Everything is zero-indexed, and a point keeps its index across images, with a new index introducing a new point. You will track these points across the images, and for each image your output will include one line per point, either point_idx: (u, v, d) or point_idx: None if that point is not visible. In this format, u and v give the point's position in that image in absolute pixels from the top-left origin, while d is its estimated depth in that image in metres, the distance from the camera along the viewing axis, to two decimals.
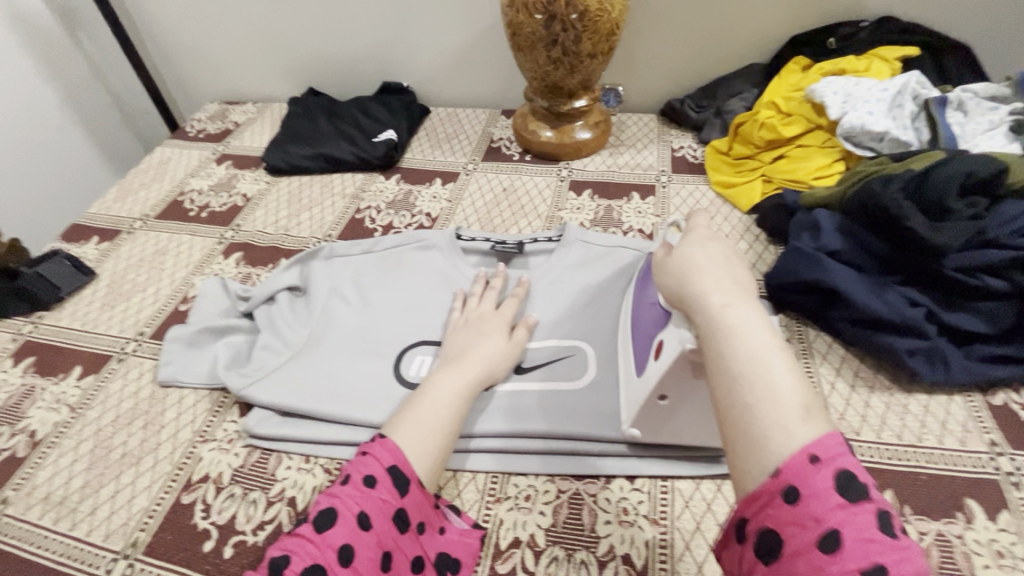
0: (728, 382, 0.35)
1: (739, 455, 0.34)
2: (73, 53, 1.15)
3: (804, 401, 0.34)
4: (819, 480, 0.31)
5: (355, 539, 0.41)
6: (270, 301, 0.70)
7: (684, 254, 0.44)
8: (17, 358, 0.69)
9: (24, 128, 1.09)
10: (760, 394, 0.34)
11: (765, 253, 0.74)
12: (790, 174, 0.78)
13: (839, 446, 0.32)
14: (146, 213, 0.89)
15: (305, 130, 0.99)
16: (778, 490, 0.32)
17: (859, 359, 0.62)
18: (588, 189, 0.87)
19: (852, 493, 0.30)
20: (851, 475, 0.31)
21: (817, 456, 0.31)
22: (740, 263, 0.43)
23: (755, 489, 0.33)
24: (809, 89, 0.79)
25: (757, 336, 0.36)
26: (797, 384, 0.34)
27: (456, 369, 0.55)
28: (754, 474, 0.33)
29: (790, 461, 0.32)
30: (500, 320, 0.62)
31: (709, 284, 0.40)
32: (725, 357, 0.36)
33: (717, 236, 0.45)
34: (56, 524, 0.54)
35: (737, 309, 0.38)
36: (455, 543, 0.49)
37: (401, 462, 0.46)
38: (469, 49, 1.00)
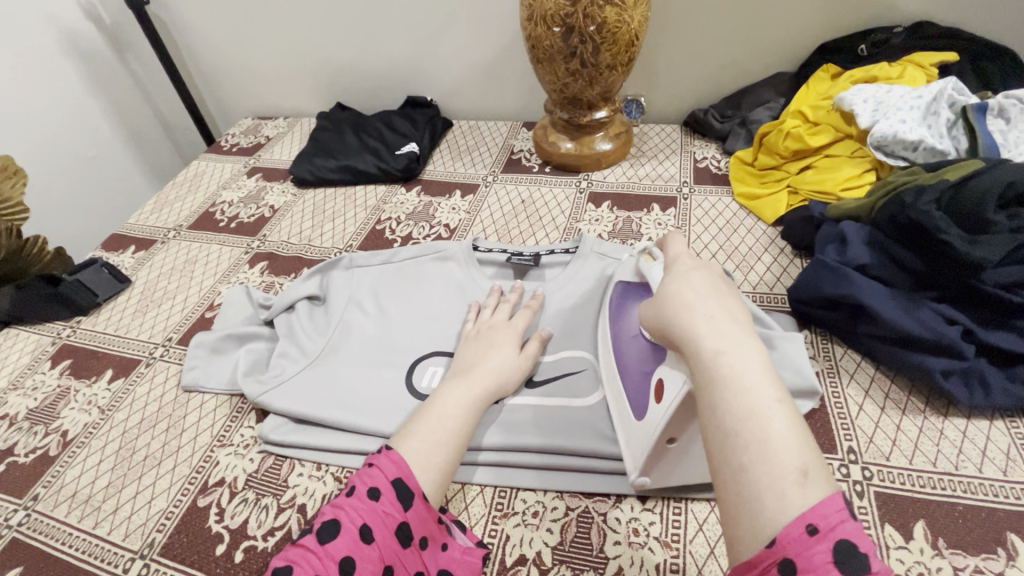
0: (723, 438, 0.34)
1: (734, 519, 0.32)
2: (120, 72, 1.22)
3: (801, 460, 0.32)
4: (817, 553, 0.29)
5: (357, 550, 0.41)
6: (290, 309, 0.72)
7: (674, 292, 0.43)
8: (55, 360, 0.72)
9: (75, 143, 1.16)
10: (757, 454, 0.32)
11: (790, 266, 0.71)
12: (817, 185, 0.75)
13: (841, 511, 0.30)
14: (180, 223, 0.93)
15: (331, 144, 1.02)
16: (775, 561, 0.30)
17: (890, 379, 0.59)
18: (608, 200, 0.86)
19: (852, 565, 0.28)
20: (851, 545, 0.29)
21: (815, 526, 0.30)
22: (731, 293, 0.42)
23: (750, 557, 0.31)
24: (837, 98, 0.77)
25: (753, 386, 0.35)
26: (794, 438, 0.33)
27: (464, 381, 0.55)
28: (750, 542, 0.31)
29: (788, 530, 0.30)
30: (511, 331, 0.62)
31: (700, 327, 0.39)
32: (720, 413, 0.35)
33: (709, 267, 0.45)
34: (80, 521, 0.56)
35: (730, 354, 0.37)
36: (458, 562, 0.47)
37: (406, 476, 0.46)
38: (491, 64, 1.02)
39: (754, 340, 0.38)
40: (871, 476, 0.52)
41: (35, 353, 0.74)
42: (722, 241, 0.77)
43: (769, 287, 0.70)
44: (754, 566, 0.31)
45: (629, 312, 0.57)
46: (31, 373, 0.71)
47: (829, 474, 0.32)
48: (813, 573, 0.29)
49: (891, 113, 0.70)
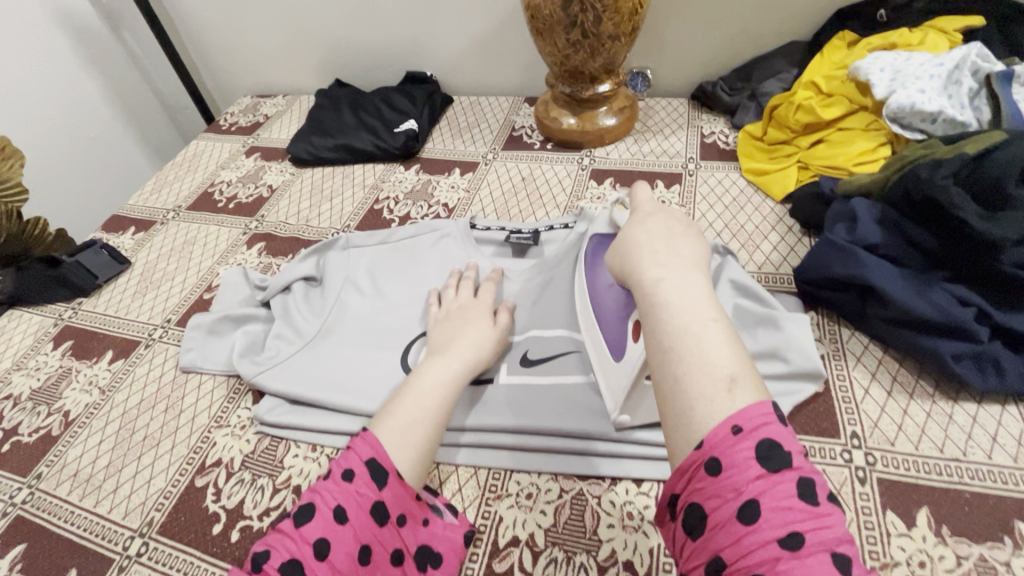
0: (661, 354, 0.34)
1: (669, 428, 0.33)
2: (116, 50, 1.21)
3: (732, 371, 0.32)
4: (740, 452, 0.29)
5: (330, 532, 0.41)
6: (286, 290, 0.71)
7: (625, 234, 0.43)
8: (57, 342, 0.73)
9: (75, 124, 1.16)
10: (689, 367, 0.33)
11: (798, 245, 0.69)
12: (829, 159, 0.71)
13: (764, 415, 0.30)
14: (179, 204, 0.92)
15: (329, 122, 1.00)
16: (702, 463, 0.30)
17: (898, 362, 0.57)
18: (610, 177, 0.84)
19: (774, 462, 0.29)
20: (775, 444, 0.30)
21: (739, 427, 0.30)
22: (683, 231, 0.42)
23: (682, 463, 0.32)
24: (852, 66, 0.72)
25: (691, 306, 0.35)
26: (728, 353, 0.33)
27: (443, 358, 0.54)
28: (681, 450, 0.32)
29: (714, 432, 0.30)
30: (481, 307, 0.62)
31: (645, 261, 0.39)
32: (659, 332, 0.35)
33: (664, 208, 0.45)
34: (81, 500, 0.57)
35: (670, 281, 0.37)
36: (438, 537, 0.48)
37: (380, 455, 0.45)
38: (491, 37, 0.98)
39: (699, 271, 0.38)
40: (874, 461, 0.50)
41: (38, 334, 0.74)
42: (727, 219, 0.74)
43: (775, 268, 0.67)
44: (686, 472, 0.31)
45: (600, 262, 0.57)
46: (33, 355, 0.72)
47: (761, 385, 0.33)
48: (736, 469, 0.29)
49: (909, 82, 0.66)
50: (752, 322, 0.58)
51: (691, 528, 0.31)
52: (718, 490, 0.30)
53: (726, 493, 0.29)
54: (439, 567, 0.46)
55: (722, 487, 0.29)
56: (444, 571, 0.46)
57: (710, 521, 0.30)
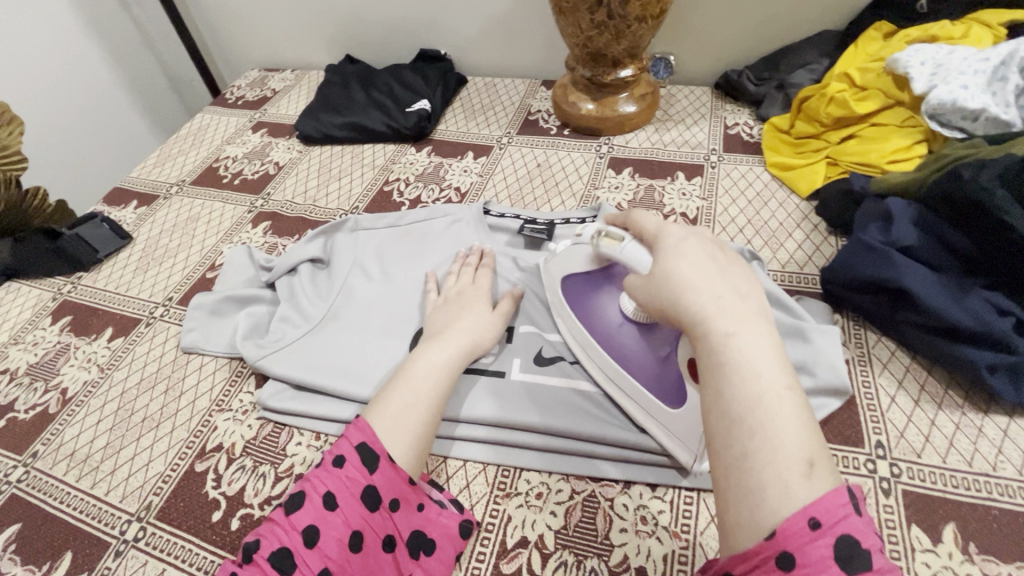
0: (729, 426, 0.33)
1: (732, 505, 0.32)
2: (122, 16, 1.17)
3: (808, 453, 0.31)
4: (817, 547, 0.28)
5: (320, 520, 0.42)
6: (292, 272, 0.69)
7: (668, 268, 0.40)
8: (55, 316, 0.71)
9: (77, 92, 1.13)
10: (762, 444, 0.31)
11: (824, 245, 0.66)
12: (861, 156, 0.69)
13: (844, 506, 0.29)
14: (183, 178, 0.90)
15: (339, 99, 0.97)
16: (773, 554, 0.29)
17: (926, 370, 0.54)
18: (629, 167, 0.81)
19: (853, 562, 0.28)
20: (854, 542, 0.29)
21: (817, 519, 0.29)
22: (734, 269, 0.40)
23: (745, 548, 0.30)
24: (890, 59, 0.69)
25: (762, 373, 0.33)
26: (802, 430, 0.32)
27: (437, 343, 0.54)
28: (747, 530, 0.30)
29: (791, 523, 0.29)
30: (480, 293, 0.60)
31: (707, 310, 0.37)
32: (725, 398, 0.34)
33: (695, 232, 0.43)
34: (78, 481, 0.55)
35: (741, 339, 0.35)
36: (432, 523, 0.47)
37: (371, 440, 0.45)
38: (510, 16, 0.95)
39: (763, 322, 0.36)
40: (899, 473, 0.48)
41: (36, 308, 0.72)
42: (750, 215, 0.72)
43: (799, 267, 0.65)
44: (750, 558, 0.30)
45: (599, 304, 0.54)
46: (31, 329, 0.70)
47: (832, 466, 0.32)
48: (812, 567, 0.28)
49: (952, 78, 0.63)
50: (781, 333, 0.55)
51: None
52: None
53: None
54: (431, 554, 0.46)
55: None
56: (436, 558, 0.46)
57: None
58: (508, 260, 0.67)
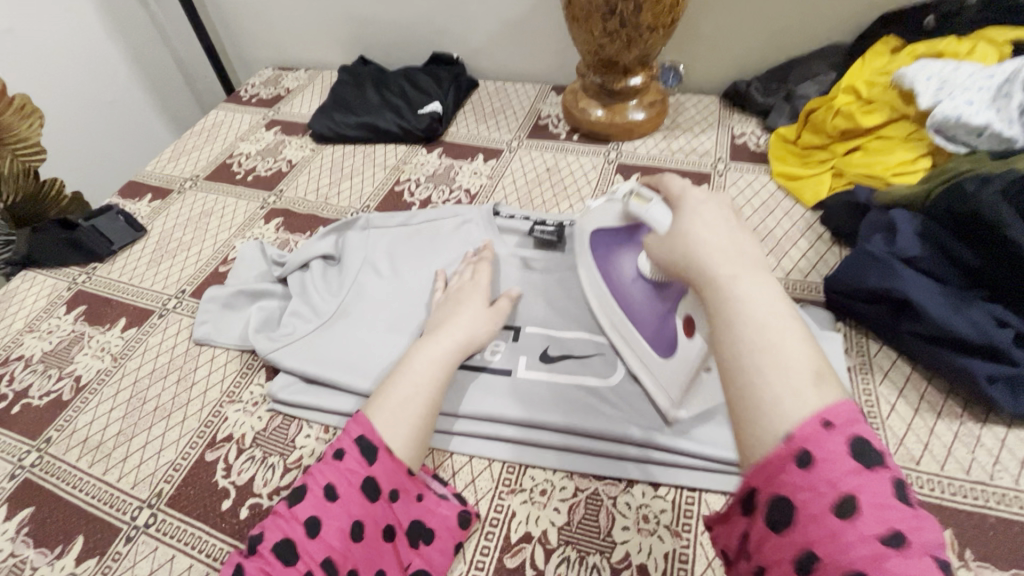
0: (737, 346, 0.32)
1: (745, 419, 0.31)
2: (140, 13, 1.19)
3: (816, 366, 0.31)
4: (831, 446, 0.28)
5: (321, 510, 0.44)
6: (304, 268, 0.70)
7: (680, 225, 0.40)
8: (70, 306, 0.72)
9: (94, 87, 1.15)
10: (772, 358, 0.31)
11: (828, 254, 0.67)
12: (866, 168, 0.70)
13: (853, 413, 0.30)
14: (196, 174, 0.91)
15: (352, 99, 0.98)
16: (790, 457, 0.29)
17: (926, 380, 0.55)
18: (637, 173, 0.82)
19: (867, 459, 0.28)
20: (867, 442, 0.29)
21: (829, 421, 0.29)
22: (737, 223, 0.40)
23: (764, 458, 0.30)
24: (896, 73, 0.70)
25: (768, 299, 0.33)
26: (809, 348, 0.32)
27: (435, 337, 0.55)
28: (762, 441, 0.30)
29: (804, 428, 0.29)
30: (479, 288, 0.61)
31: (712, 252, 0.37)
32: (734, 323, 0.33)
33: (715, 193, 0.43)
34: (90, 467, 0.56)
35: (744, 275, 0.35)
36: (431, 513, 0.49)
37: (370, 432, 0.47)
38: (524, 22, 0.96)
39: (763, 263, 0.37)
40: None
41: (51, 297, 0.73)
42: (755, 223, 0.73)
43: (803, 276, 0.66)
44: (769, 466, 0.30)
45: (619, 258, 0.57)
46: (46, 318, 0.71)
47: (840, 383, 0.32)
48: (830, 464, 0.28)
49: (957, 93, 0.63)
50: None
51: (778, 523, 0.29)
52: (809, 484, 0.28)
53: (819, 485, 0.28)
54: (431, 542, 0.47)
55: (813, 481, 0.28)
56: (436, 548, 0.47)
57: (800, 515, 0.29)
58: (516, 262, 0.69)
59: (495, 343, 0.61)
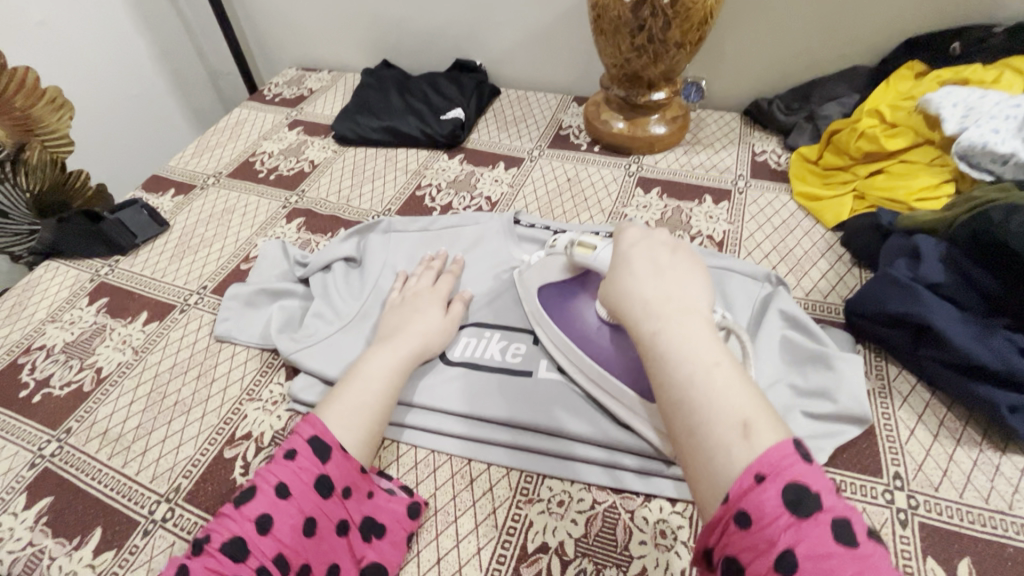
0: (674, 408, 0.36)
1: (696, 479, 0.34)
2: (168, 10, 1.20)
3: (745, 415, 0.34)
4: (766, 499, 0.31)
5: (273, 508, 0.44)
6: (326, 269, 0.71)
7: (612, 286, 0.45)
8: (92, 298, 0.73)
9: (121, 81, 1.16)
10: (702, 416, 0.35)
11: (848, 276, 0.68)
12: (888, 191, 0.70)
13: (789, 457, 0.32)
14: (220, 170, 0.92)
15: (375, 102, 0.99)
16: (731, 517, 0.32)
17: (946, 406, 0.55)
18: (657, 187, 0.82)
19: (803, 507, 0.30)
20: (802, 489, 0.31)
21: (762, 473, 0.31)
22: (665, 268, 0.44)
23: (713, 516, 0.33)
24: (922, 98, 0.71)
25: (694, 354, 0.37)
26: (738, 397, 0.35)
27: (388, 346, 0.57)
28: (710, 500, 0.33)
29: (739, 484, 0.32)
30: (436, 296, 0.63)
31: (642, 313, 0.41)
32: (668, 385, 0.37)
33: (641, 242, 0.47)
34: (110, 459, 0.57)
35: (670, 331, 0.39)
36: (382, 509, 0.49)
37: (321, 432, 0.48)
38: (549, 33, 0.97)
39: (693, 312, 0.40)
40: (916, 505, 0.49)
41: (74, 288, 0.74)
42: (775, 241, 0.73)
43: (823, 296, 0.66)
44: (717, 525, 0.32)
45: (576, 310, 0.57)
46: (69, 308, 0.72)
47: (775, 420, 0.34)
48: (767, 521, 0.30)
49: (984, 120, 0.64)
50: (804, 357, 0.57)
51: None
52: (753, 543, 0.31)
53: (760, 544, 0.30)
54: (382, 537, 0.48)
55: (755, 539, 0.31)
56: (387, 540, 0.48)
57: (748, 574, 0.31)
58: None
59: (515, 345, 0.61)
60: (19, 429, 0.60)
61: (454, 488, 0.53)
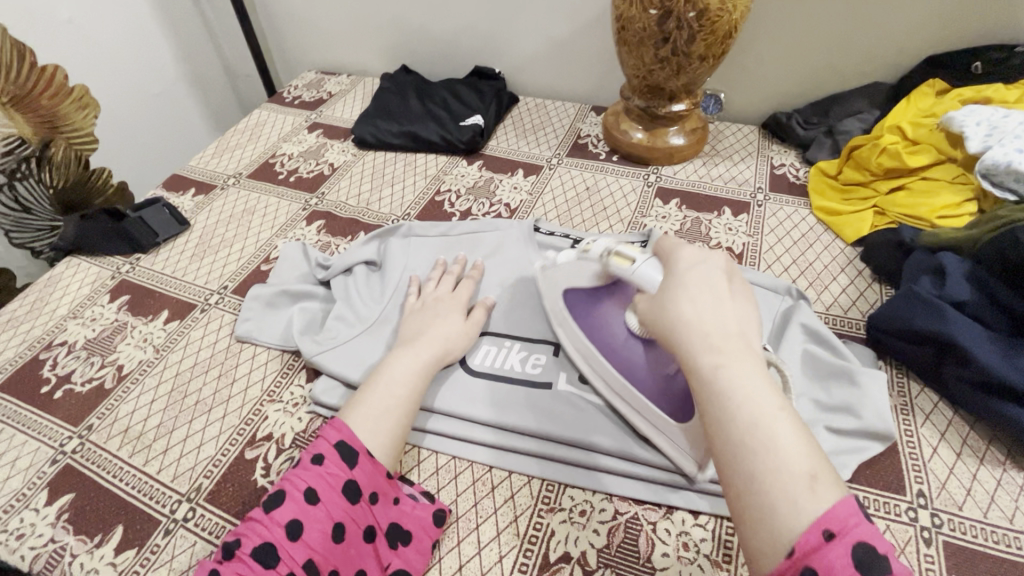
0: (731, 449, 0.34)
1: (748, 527, 0.33)
2: (190, 12, 1.21)
3: (811, 468, 0.32)
4: (834, 556, 0.29)
5: (302, 513, 0.44)
6: (347, 272, 0.71)
7: (665, 302, 0.41)
8: (114, 295, 0.73)
9: (142, 81, 1.17)
10: (765, 463, 0.33)
11: (868, 291, 0.68)
12: (909, 208, 0.70)
13: (854, 515, 0.31)
14: (240, 171, 0.93)
15: (395, 107, 1.00)
16: (796, 572, 0.30)
17: (969, 425, 0.55)
18: (676, 198, 0.83)
19: (873, 569, 0.29)
20: (870, 549, 0.30)
21: (830, 531, 0.30)
22: (725, 293, 0.40)
23: (772, 571, 0.31)
24: (945, 116, 0.71)
25: (756, 394, 0.35)
26: (802, 447, 0.33)
27: (410, 350, 0.57)
28: (768, 553, 0.31)
29: (807, 540, 0.30)
30: (456, 301, 0.64)
31: (697, 342, 0.38)
32: (726, 424, 0.35)
33: (703, 260, 0.43)
34: (131, 457, 0.57)
35: (731, 366, 0.36)
36: (408, 515, 0.49)
37: (348, 438, 0.48)
38: (569, 42, 0.98)
39: (750, 347, 0.38)
40: (940, 524, 0.49)
41: (95, 285, 0.74)
42: (795, 255, 0.73)
43: (843, 311, 0.66)
44: None
45: (606, 319, 0.55)
46: (90, 305, 0.72)
47: (837, 475, 0.33)
48: None
49: (1008, 139, 0.64)
50: (826, 373, 0.57)
51: None
52: None
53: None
54: (408, 544, 0.48)
55: None
56: (413, 548, 0.48)
57: None
58: None
59: (536, 356, 0.61)
60: (41, 424, 0.60)
61: (475, 495, 0.53)
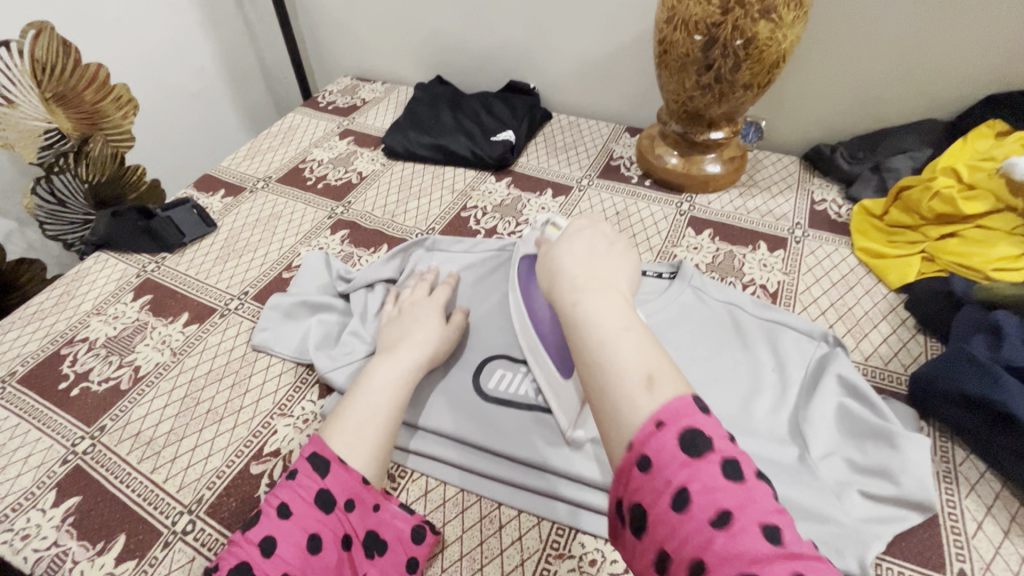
0: (587, 370, 0.37)
1: (605, 435, 0.35)
2: (234, 15, 1.23)
3: (650, 372, 0.35)
4: (661, 440, 0.32)
5: (275, 529, 0.43)
6: (369, 287, 0.70)
7: (549, 261, 0.45)
8: (137, 294, 0.73)
9: (183, 80, 1.19)
10: (611, 377, 0.35)
11: (911, 343, 0.64)
12: (961, 257, 0.66)
13: (685, 406, 0.33)
14: (270, 175, 0.93)
15: (426, 118, 0.99)
16: (634, 461, 0.32)
17: (1019, 501, 0.51)
18: (709, 228, 0.80)
19: (696, 449, 0.31)
20: (694, 430, 0.32)
21: (662, 420, 0.32)
22: (603, 253, 0.44)
23: (619, 467, 0.33)
24: (1006, 161, 0.66)
25: (605, 320, 0.37)
26: (643, 357, 0.35)
27: (391, 359, 0.56)
28: (618, 453, 0.34)
29: (641, 431, 0.32)
30: (434, 307, 0.63)
31: (563, 287, 0.42)
32: (580, 351, 0.38)
33: (592, 227, 0.48)
34: (139, 463, 0.56)
35: (588, 300, 0.39)
36: (386, 524, 0.48)
37: (321, 448, 0.47)
38: (606, 61, 0.96)
39: (614, 288, 0.41)
40: None
41: (121, 282, 0.75)
42: (833, 298, 0.69)
43: (884, 363, 0.62)
44: (622, 474, 0.33)
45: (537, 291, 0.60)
46: (113, 302, 0.72)
47: (681, 379, 0.35)
48: (663, 462, 0.31)
49: None
50: (863, 433, 0.54)
51: (637, 525, 0.32)
52: (651, 485, 0.31)
53: (659, 485, 0.31)
54: (384, 553, 0.46)
55: (654, 481, 0.31)
56: (390, 558, 0.46)
57: (649, 519, 0.31)
58: None
59: None
60: (55, 422, 0.60)
61: (481, 533, 0.51)
